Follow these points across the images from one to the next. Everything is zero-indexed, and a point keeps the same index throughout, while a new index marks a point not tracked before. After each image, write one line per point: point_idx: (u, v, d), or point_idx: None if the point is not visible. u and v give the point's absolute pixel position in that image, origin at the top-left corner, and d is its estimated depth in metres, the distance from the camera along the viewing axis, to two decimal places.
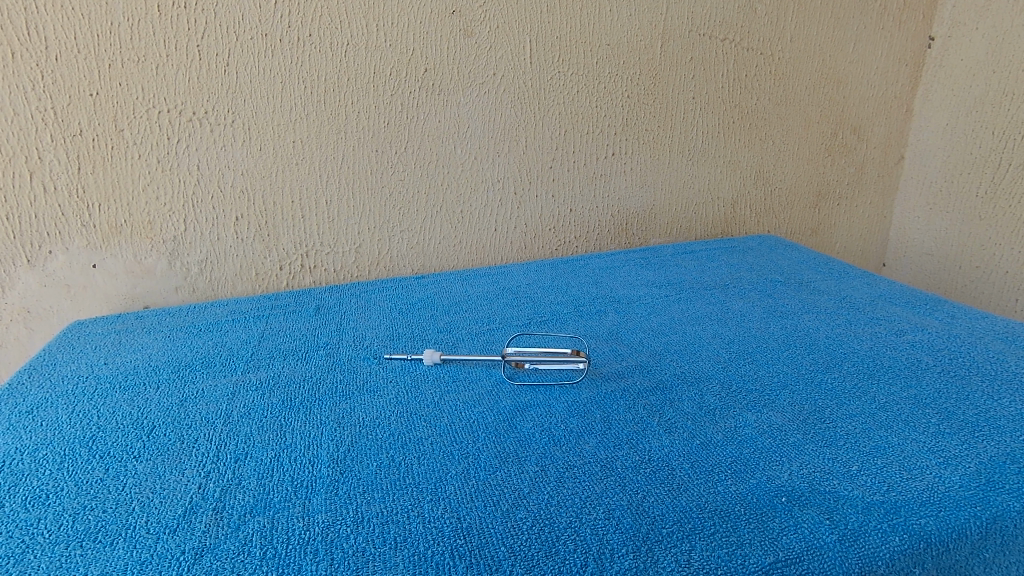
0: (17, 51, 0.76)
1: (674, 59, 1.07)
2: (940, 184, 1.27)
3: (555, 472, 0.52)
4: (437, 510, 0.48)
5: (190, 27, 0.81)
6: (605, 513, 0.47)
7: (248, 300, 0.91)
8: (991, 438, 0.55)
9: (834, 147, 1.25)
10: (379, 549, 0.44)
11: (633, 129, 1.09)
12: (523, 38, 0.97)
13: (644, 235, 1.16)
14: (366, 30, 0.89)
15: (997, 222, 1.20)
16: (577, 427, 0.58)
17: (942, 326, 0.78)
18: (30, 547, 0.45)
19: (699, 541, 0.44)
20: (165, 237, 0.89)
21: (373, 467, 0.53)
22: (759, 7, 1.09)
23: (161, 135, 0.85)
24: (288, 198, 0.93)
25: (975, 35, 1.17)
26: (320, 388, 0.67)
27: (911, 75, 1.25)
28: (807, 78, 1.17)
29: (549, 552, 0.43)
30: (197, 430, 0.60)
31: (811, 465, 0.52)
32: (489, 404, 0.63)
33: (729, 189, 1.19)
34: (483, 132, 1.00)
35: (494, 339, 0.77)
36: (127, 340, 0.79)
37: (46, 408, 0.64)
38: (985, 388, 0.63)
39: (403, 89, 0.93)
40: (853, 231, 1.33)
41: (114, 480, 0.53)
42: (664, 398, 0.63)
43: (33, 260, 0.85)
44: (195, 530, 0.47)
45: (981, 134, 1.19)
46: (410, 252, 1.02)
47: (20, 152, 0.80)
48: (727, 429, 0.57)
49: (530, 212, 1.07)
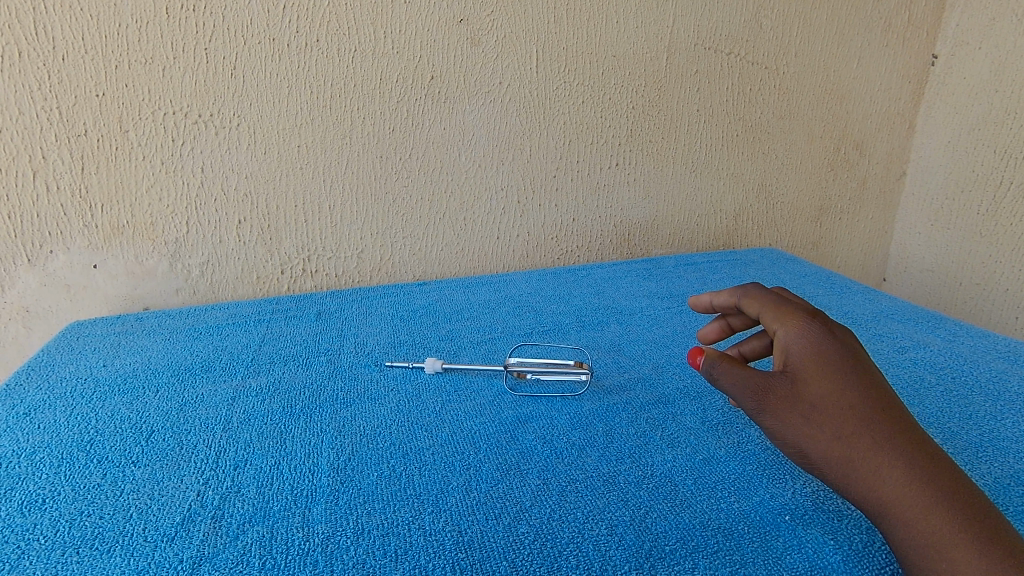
0: (24, 51, 0.76)
1: (679, 72, 1.07)
2: (942, 201, 1.27)
3: (557, 485, 0.52)
4: (438, 522, 0.47)
5: (197, 30, 0.81)
6: (607, 529, 0.47)
7: (250, 303, 0.90)
8: (994, 459, 0.55)
9: (837, 162, 1.25)
10: (379, 562, 0.43)
11: (637, 141, 1.09)
12: (530, 48, 0.97)
13: (645, 246, 1.17)
14: (373, 37, 0.89)
15: (998, 240, 1.20)
16: (579, 439, 0.58)
17: (944, 344, 0.78)
18: (26, 554, 0.45)
19: (702, 559, 0.44)
20: (167, 239, 0.89)
21: (374, 477, 0.53)
22: (764, 21, 1.10)
23: (166, 137, 0.84)
24: (291, 202, 0.93)
25: (978, 54, 1.18)
26: (321, 395, 0.66)
27: (913, 92, 1.26)
28: (811, 92, 1.18)
29: (551, 568, 0.43)
30: (196, 435, 0.59)
31: (814, 484, 0.52)
32: (490, 415, 0.63)
33: (731, 201, 1.20)
34: (488, 140, 1.00)
35: (495, 348, 0.77)
36: (127, 342, 0.79)
37: (44, 410, 0.64)
38: (987, 407, 0.63)
39: (409, 96, 0.93)
40: (854, 245, 1.34)
41: (112, 486, 0.52)
42: (666, 411, 0.63)
43: (34, 260, 0.84)
44: (193, 539, 0.46)
45: (982, 152, 1.19)
46: (412, 258, 1.02)
47: (24, 152, 0.79)
48: (730, 444, 0.57)
49: (533, 221, 1.07)
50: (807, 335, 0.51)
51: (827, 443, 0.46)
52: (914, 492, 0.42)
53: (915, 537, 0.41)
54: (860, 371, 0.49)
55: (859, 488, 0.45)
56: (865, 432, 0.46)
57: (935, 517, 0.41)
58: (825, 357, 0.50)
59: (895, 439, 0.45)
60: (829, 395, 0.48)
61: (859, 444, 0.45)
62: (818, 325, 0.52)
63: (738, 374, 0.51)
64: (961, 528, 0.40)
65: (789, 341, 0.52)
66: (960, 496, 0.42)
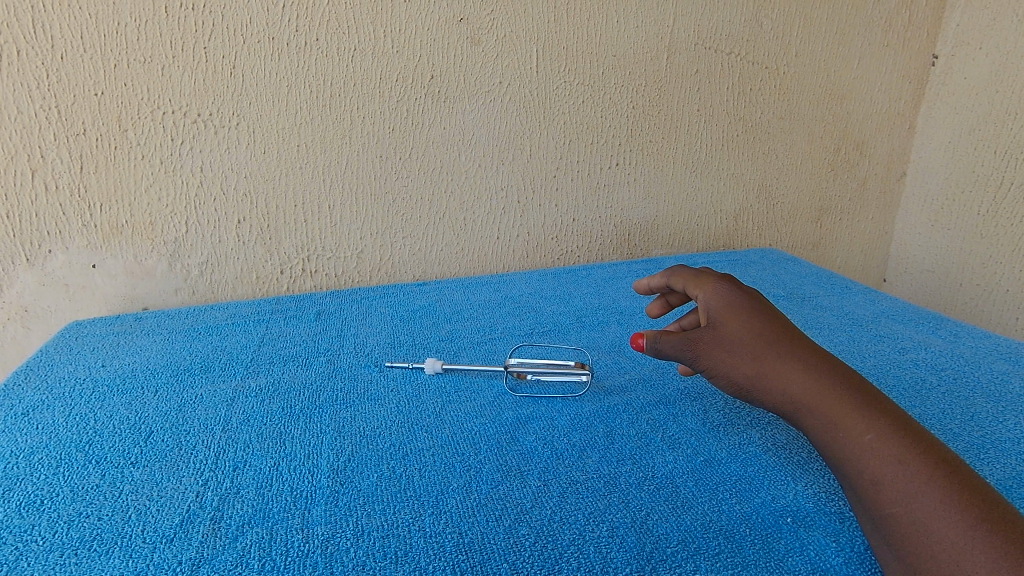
0: (22, 49, 0.75)
1: (680, 71, 1.07)
2: (942, 201, 1.27)
3: (558, 486, 0.51)
4: (439, 524, 0.47)
5: (196, 29, 0.81)
6: (608, 531, 0.46)
7: (249, 303, 0.90)
8: (996, 460, 0.55)
9: (837, 162, 1.25)
10: (379, 564, 0.43)
11: (637, 141, 1.08)
12: (530, 48, 0.97)
13: (646, 246, 1.17)
14: (373, 36, 0.88)
15: (998, 240, 1.19)
16: (579, 440, 0.58)
17: (945, 345, 0.77)
18: (24, 555, 0.45)
19: (703, 561, 0.44)
20: (166, 239, 0.89)
21: (373, 478, 0.53)
22: (765, 21, 1.09)
23: (165, 136, 0.84)
24: (290, 202, 0.92)
25: (978, 55, 1.17)
26: (321, 395, 0.66)
27: (914, 92, 1.26)
28: (811, 92, 1.17)
29: (552, 570, 0.43)
30: (195, 436, 0.59)
31: (816, 485, 0.51)
32: (490, 416, 0.62)
33: (731, 202, 1.20)
34: (488, 140, 1.00)
35: (495, 349, 0.77)
36: (126, 342, 0.79)
37: (42, 411, 0.64)
38: (988, 408, 0.63)
39: (409, 96, 0.93)
40: (854, 245, 1.34)
41: (110, 486, 0.52)
42: (667, 413, 0.63)
43: (32, 259, 0.84)
44: (192, 540, 0.46)
45: (983, 153, 1.19)
46: (411, 258, 1.02)
47: (22, 151, 0.79)
48: (731, 446, 0.57)
49: (533, 221, 1.07)
50: (721, 292, 0.59)
51: (752, 370, 0.53)
52: (824, 391, 0.50)
53: (829, 429, 0.49)
54: (764, 309, 0.57)
55: (783, 404, 0.52)
56: (778, 352, 0.53)
57: (843, 409, 0.49)
58: (737, 304, 0.57)
59: (803, 354, 0.53)
60: (746, 329, 0.55)
61: (777, 363, 0.53)
62: (729, 282, 0.60)
63: (678, 342, 0.56)
64: (863, 412, 0.48)
65: (710, 297, 0.59)
66: (858, 388, 0.50)
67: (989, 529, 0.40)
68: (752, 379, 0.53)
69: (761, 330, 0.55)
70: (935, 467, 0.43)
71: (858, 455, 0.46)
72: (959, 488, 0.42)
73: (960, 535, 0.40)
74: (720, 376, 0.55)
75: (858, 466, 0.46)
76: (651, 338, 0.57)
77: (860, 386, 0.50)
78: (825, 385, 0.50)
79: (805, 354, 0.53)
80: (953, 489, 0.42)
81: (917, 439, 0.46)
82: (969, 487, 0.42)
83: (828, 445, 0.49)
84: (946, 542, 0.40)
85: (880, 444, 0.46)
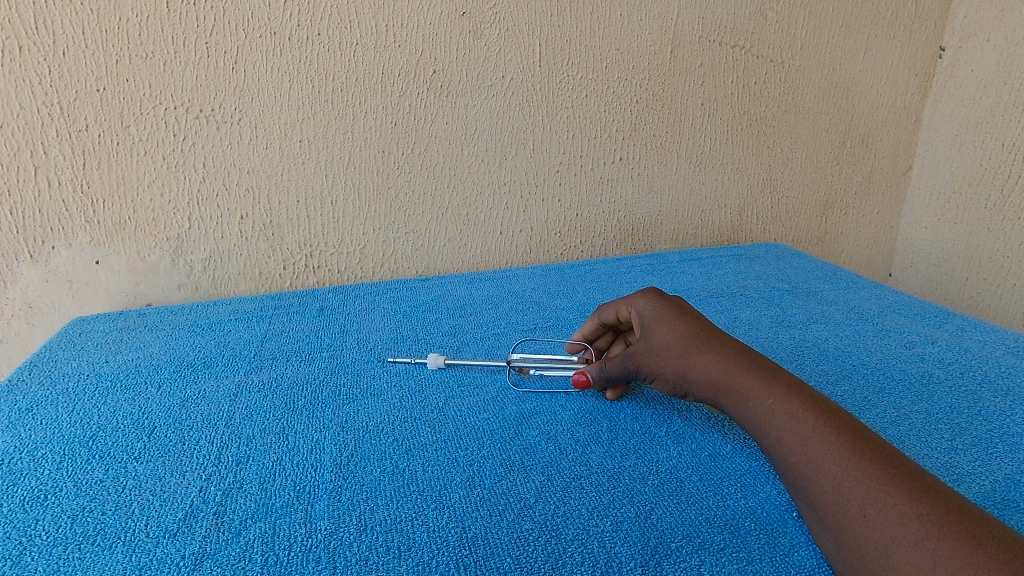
0: (24, 45, 0.75)
1: (684, 65, 1.06)
2: (948, 195, 1.26)
3: (561, 481, 0.51)
4: (442, 518, 0.47)
5: (198, 24, 0.81)
6: (612, 526, 0.46)
7: (252, 299, 0.90)
8: (1003, 455, 0.54)
9: (843, 156, 1.24)
10: (382, 558, 0.43)
11: (640, 135, 1.08)
12: (533, 42, 0.96)
13: (649, 240, 1.16)
14: (375, 30, 0.88)
15: (1006, 234, 1.18)
16: (583, 436, 0.58)
17: (952, 339, 0.77)
18: (28, 550, 0.45)
19: (708, 556, 0.43)
20: (169, 235, 0.89)
21: (377, 473, 0.52)
22: (770, 13, 1.08)
23: (168, 132, 0.84)
24: (293, 198, 0.92)
25: (986, 47, 1.16)
26: (324, 390, 0.66)
27: (921, 85, 1.24)
28: (817, 86, 1.17)
29: (557, 565, 0.43)
30: (198, 431, 0.59)
31: None
32: (493, 411, 0.62)
33: (735, 196, 1.19)
34: (491, 135, 0.99)
35: (499, 344, 0.77)
36: (129, 338, 0.79)
37: (46, 406, 0.64)
38: (995, 402, 0.63)
39: (411, 91, 0.93)
40: (859, 239, 1.33)
41: (115, 481, 0.52)
42: (671, 407, 0.62)
43: (36, 255, 0.84)
44: (195, 535, 0.46)
45: (990, 146, 1.18)
46: (414, 254, 1.02)
47: (25, 147, 0.79)
48: (736, 440, 0.57)
49: (536, 216, 1.07)
50: (652, 303, 0.62)
51: (678, 365, 0.57)
52: (737, 371, 0.53)
53: (743, 405, 0.52)
54: (688, 312, 0.60)
55: (706, 390, 0.55)
56: (698, 344, 0.57)
57: (751, 385, 0.52)
58: (664, 310, 0.61)
59: (718, 343, 0.56)
60: (670, 329, 0.59)
61: (697, 354, 0.56)
62: (655, 292, 0.64)
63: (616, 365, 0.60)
64: (768, 383, 0.51)
65: (642, 309, 0.62)
66: (763, 364, 0.53)
67: (871, 462, 0.43)
68: (680, 374, 0.57)
69: (683, 328, 0.58)
70: (825, 418, 0.47)
71: (764, 421, 0.50)
72: (846, 432, 0.45)
73: (847, 471, 0.43)
74: (656, 375, 0.59)
75: (768, 430, 0.49)
76: (593, 369, 0.61)
77: (766, 363, 0.53)
78: (736, 365, 0.54)
79: (720, 344, 0.56)
80: (840, 433, 0.45)
81: (813, 399, 0.49)
82: (855, 430, 0.46)
83: (744, 418, 0.52)
84: (835, 480, 0.43)
85: (781, 407, 0.49)
